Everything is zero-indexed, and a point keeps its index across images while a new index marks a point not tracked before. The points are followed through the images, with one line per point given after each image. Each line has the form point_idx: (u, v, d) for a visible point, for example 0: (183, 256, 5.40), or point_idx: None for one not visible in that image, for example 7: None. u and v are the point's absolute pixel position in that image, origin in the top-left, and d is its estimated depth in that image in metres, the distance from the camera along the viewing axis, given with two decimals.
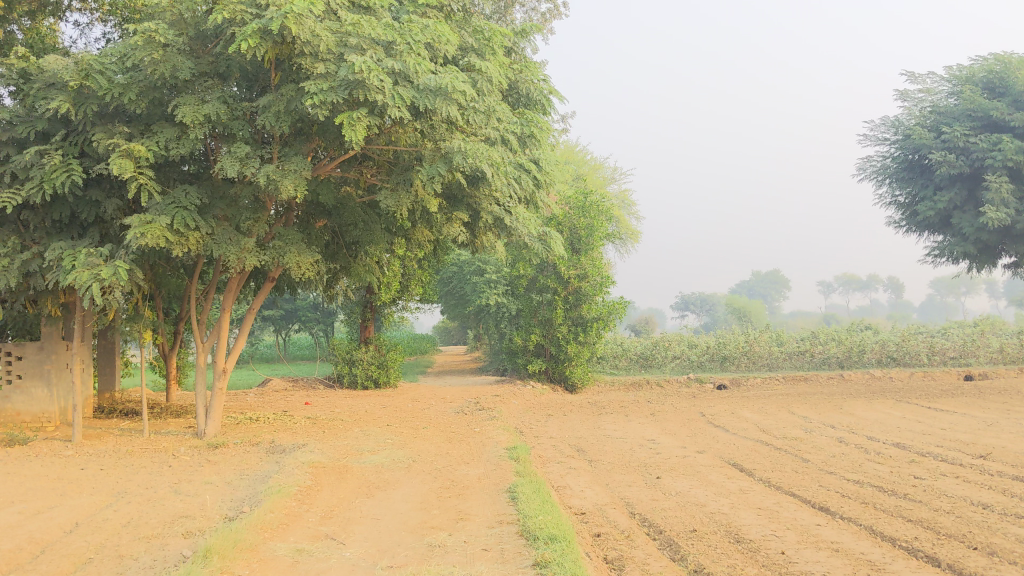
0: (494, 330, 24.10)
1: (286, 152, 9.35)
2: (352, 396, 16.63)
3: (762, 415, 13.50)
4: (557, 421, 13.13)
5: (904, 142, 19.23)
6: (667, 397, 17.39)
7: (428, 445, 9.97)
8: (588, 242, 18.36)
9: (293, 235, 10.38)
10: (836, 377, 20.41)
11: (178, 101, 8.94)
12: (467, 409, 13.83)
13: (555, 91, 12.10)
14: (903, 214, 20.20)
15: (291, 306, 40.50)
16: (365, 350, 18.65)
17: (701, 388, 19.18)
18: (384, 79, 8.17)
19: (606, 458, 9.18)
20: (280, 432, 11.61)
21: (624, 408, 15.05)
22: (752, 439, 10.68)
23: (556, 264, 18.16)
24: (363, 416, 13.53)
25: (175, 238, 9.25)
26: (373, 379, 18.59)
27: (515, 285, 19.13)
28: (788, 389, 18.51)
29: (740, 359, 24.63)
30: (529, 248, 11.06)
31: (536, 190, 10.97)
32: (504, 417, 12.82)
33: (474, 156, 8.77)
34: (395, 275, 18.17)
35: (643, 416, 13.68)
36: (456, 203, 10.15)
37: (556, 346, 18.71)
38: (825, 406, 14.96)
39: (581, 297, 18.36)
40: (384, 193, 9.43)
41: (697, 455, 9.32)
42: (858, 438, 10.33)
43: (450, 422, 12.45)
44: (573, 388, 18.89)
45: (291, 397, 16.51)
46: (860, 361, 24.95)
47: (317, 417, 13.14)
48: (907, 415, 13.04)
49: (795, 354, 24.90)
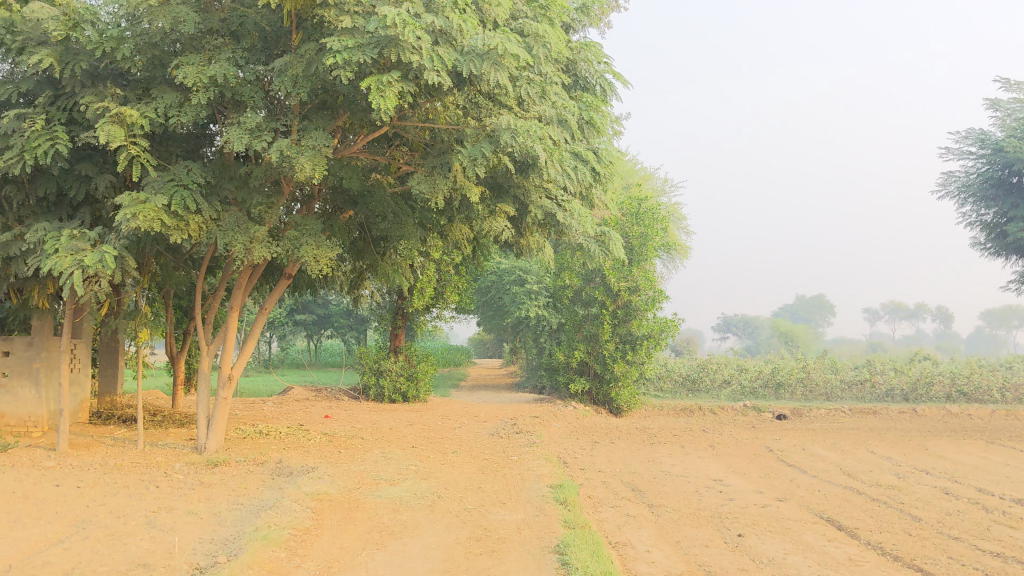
0: (532, 345, 22.58)
1: (306, 125, 7.97)
2: (377, 411, 15.25)
3: (838, 454, 11.88)
4: (604, 450, 11.63)
5: (994, 155, 17.49)
6: (723, 426, 15.78)
7: (458, 476, 8.49)
8: (641, 252, 16.85)
9: (313, 224, 9.00)
10: (907, 411, 18.62)
11: (180, 60, 7.59)
12: (504, 432, 12.37)
13: (619, 73, 10.54)
14: (988, 235, 18.45)
15: (323, 311, 39.48)
16: (394, 360, 17.27)
17: (758, 417, 17.55)
18: (421, 36, 6.72)
19: (670, 504, 7.67)
20: (290, 450, 10.21)
21: (678, 438, 13.50)
22: (839, 484, 9.10)
23: (605, 275, 16.71)
24: (387, 435, 12.12)
25: (173, 222, 7.88)
26: (402, 393, 17.20)
27: (560, 297, 17.75)
28: (856, 423, 16.80)
29: (795, 386, 22.93)
30: (584, 250, 9.58)
31: (594, 184, 9.47)
32: (545, 443, 11.34)
33: (526, 135, 7.32)
34: (429, 280, 16.79)
35: (702, 449, 12.13)
36: (501, 193, 8.72)
37: (602, 364, 17.17)
38: (906, 445, 13.30)
39: (631, 312, 16.75)
40: (418, 177, 8.02)
41: (779, 505, 7.78)
42: (968, 490, 8.71)
43: (484, 446, 10.98)
44: (618, 411, 17.30)
45: (310, 409, 15.18)
46: (926, 395, 23.00)
47: (335, 433, 11.75)
48: (1010, 462, 11.32)
49: (855, 384, 23.14)
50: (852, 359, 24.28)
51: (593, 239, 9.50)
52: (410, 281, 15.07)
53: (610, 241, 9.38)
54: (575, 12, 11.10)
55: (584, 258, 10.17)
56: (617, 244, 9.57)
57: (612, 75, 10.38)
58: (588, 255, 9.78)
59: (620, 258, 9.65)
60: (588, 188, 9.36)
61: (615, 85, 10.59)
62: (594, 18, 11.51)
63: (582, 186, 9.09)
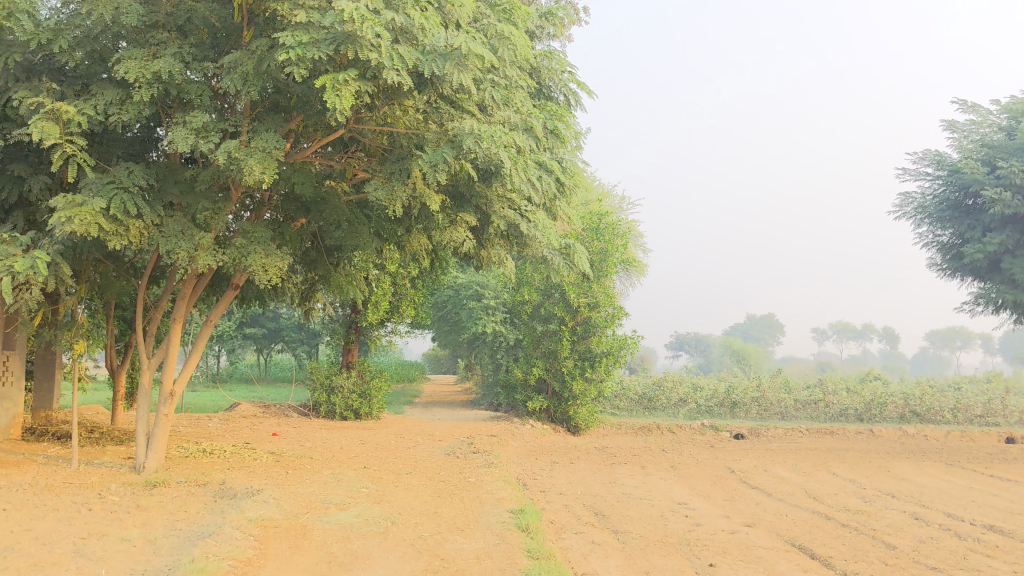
0: (488, 362, 22.19)
1: (257, 127, 7.56)
2: (328, 428, 14.73)
3: (802, 476, 11.66)
4: (564, 470, 11.26)
5: (952, 177, 17.55)
6: (683, 446, 15.51)
7: (413, 500, 8.08)
8: (601, 268, 16.60)
9: (262, 232, 8.56)
10: (864, 432, 18.54)
11: (122, 55, 7.12)
12: (460, 451, 11.95)
13: (584, 83, 10.25)
14: (945, 256, 18.50)
15: (275, 325, 38.76)
16: (346, 376, 16.76)
17: (716, 437, 17.34)
18: (380, 33, 6.35)
19: (636, 530, 7.33)
20: (235, 470, 9.69)
21: (639, 458, 13.19)
22: (806, 509, 8.84)
23: (565, 291, 16.41)
24: (338, 454, 11.63)
25: (112, 227, 7.38)
26: (354, 410, 16.70)
27: (518, 313, 17.41)
28: (815, 443, 16.63)
29: (751, 406, 22.82)
30: (547, 263, 9.24)
31: (558, 196, 9.15)
32: (504, 464, 10.95)
33: (490, 140, 6.97)
34: (384, 293, 16.35)
35: (663, 470, 11.83)
36: (462, 202, 8.37)
37: (560, 382, 16.83)
38: (868, 466, 13.12)
39: (591, 329, 16.46)
40: (374, 184, 7.63)
41: (748, 531, 7.49)
42: (938, 516, 8.49)
43: (439, 467, 10.56)
44: (576, 430, 16.96)
45: (258, 426, 14.62)
46: (879, 416, 22.86)
47: (283, 452, 11.24)
48: (974, 485, 11.18)
49: (809, 404, 23.07)
50: (805, 379, 24.25)
51: (557, 251, 9.18)
52: (364, 294, 14.62)
53: (576, 254, 9.06)
54: (540, 19, 10.82)
55: (547, 272, 9.84)
56: (583, 257, 9.25)
57: (577, 84, 10.09)
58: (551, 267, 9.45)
59: (585, 271, 9.33)
60: (553, 198, 9.02)
61: (580, 95, 10.29)
62: (559, 28, 11.24)
63: (549, 196, 8.78)
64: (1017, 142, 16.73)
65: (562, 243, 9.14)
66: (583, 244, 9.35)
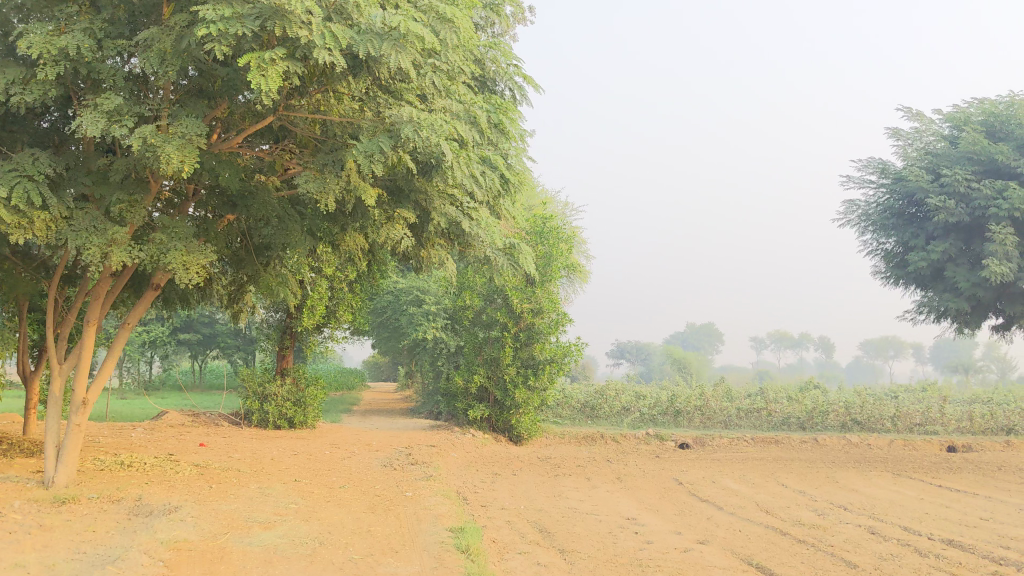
0: (428, 369, 21.64)
1: (177, 112, 6.97)
2: (259, 439, 14.03)
3: (750, 487, 11.35)
4: (507, 483, 10.78)
5: (896, 185, 17.56)
6: (628, 455, 15.14)
7: (345, 518, 7.51)
8: (545, 273, 16.23)
9: (183, 227, 7.94)
10: (809, 441, 18.38)
11: (25, 29, 6.48)
12: (397, 462, 11.39)
13: (530, 77, 9.83)
14: (888, 264, 18.48)
15: (210, 330, 37.68)
16: (280, 384, 16.06)
17: (661, 446, 17.04)
18: (312, 8, 5.81)
19: (584, 550, 6.87)
20: (153, 485, 8.99)
21: (583, 469, 12.78)
22: (759, 523, 8.49)
23: (508, 295, 15.98)
24: (268, 466, 10.98)
25: (13, 219, 6.69)
26: (288, 419, 16.00)
27: (459, 319, 16.92)
28: (760, 452, 16.40)
29: (693, 414, 22.60)
30: (491, 264, 8.77)
31: (503, 193, 8.69)
32: (443, 476, 10.43)
33: (431, 129, 6.49)
34: (320, 297, 15.70)
35: (609, 481, 11.43)
36: (401, 198, 7.88)
37: (502, 390, 16.35)
38: (815, 477, 12.89)
39: (534, 335, 16.05)
40: (305, 176, 7.09)
41: (702, 550, 7.09)
42: (893, 529, 8.21)
43: (374, 480, 9.99)
44: (518, 439, 16.51)
45: (184, 436, 13.85)
46: (821, 423, 22.90)
47: (208, 465, 10.55)
48: (923, 495, 10.99)
49: (752, 413, 22.91)
50: (747, 387, 24.13)
51: (501, 251, 8.72)
52: (298, 298, 13.98)
53: (521, 255, 8.61)
54: (485, 12, 10.39)
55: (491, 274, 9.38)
56: (529, 258, 8.80)
57: (522, 78, 9.66)
58: (495, 268, 8.99)
59: (531, 272, 8.89)
60: (497, 195, 8.57)
61: (526, 90, 9.86)
62: (504, 21, 10.82)
63: (493, 192, 8.32)
64: (960, 150, 16.78)
65: (506, 243, 8.69)
66: (529, 245, 8.90)
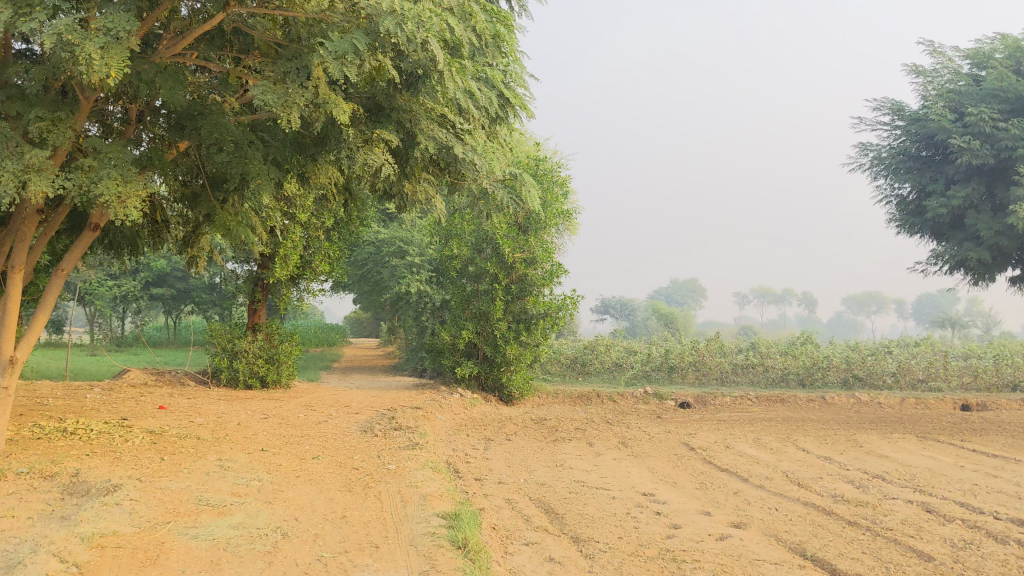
0: (412, 324, 20.48)
1: (105, 5, 5.76)
2: (226, 400, 12.83)
3: (770, 452, 10.26)
4: (502, 450, 9.64)
5: (916, 126, 16.36)
6: (627, 417, 14.05)
7: (315, 499, 6.36)
8: (540, 219, 15.05)
9: (124, 153, 6.72)
10: (816, 399, 17.32)
11: None
12: (378, 427, 10.21)
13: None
14: (902, 211, 17.38)
15: (184, 285, 36.04)
16: (251, 340, 14.81)
17: (660, 406, 15.98)
18: None
19: (603, 538, 5.73)
20: (95, 456, 7.81)
21: (583, 433, 11.67)
22: (796, 500, 7.38)
23: (498, 244, 14.76)
24: (232, 431, 9.80)
25: None
26: (260, 378, 14.80)
27: (445, 270, 15.70)
28: (767, 412, 15.35)
29: (687, 370, 21.60)
30: (489, 199, 7.56)
31: (502, 115, 7.45)
32: (430, 443, 9.27)
33: (417, 21, 5.26)
34: (295, 246, 14.38)
35: (615, 447, 10.31)
36: (381, 118, 6.66)
37: (492, 346, 15.16)
38: (835, 440, 11.84)
39: (526, 287, 14.90)
40: (262, 86, 5.86)
41: (742, 536, 5.96)
42: (952, 507, 7.12)
43: (353, 448, 8.81)
44: (508, 398, 15.39)
45: (143, 397, 12.62)
46: (820, 380, 21.86)
47: (164, 431, 9.37)
48: (962, 462, 9.94)
49: (748, 369, 21.83)
50: (739, 339, 23.06)
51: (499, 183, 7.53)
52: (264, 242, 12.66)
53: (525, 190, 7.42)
54: None
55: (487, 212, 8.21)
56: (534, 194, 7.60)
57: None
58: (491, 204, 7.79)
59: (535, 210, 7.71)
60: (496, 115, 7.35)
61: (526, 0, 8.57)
62: None
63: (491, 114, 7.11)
64: (986, 87, 15.60)
65: (506, 174, 7.48)
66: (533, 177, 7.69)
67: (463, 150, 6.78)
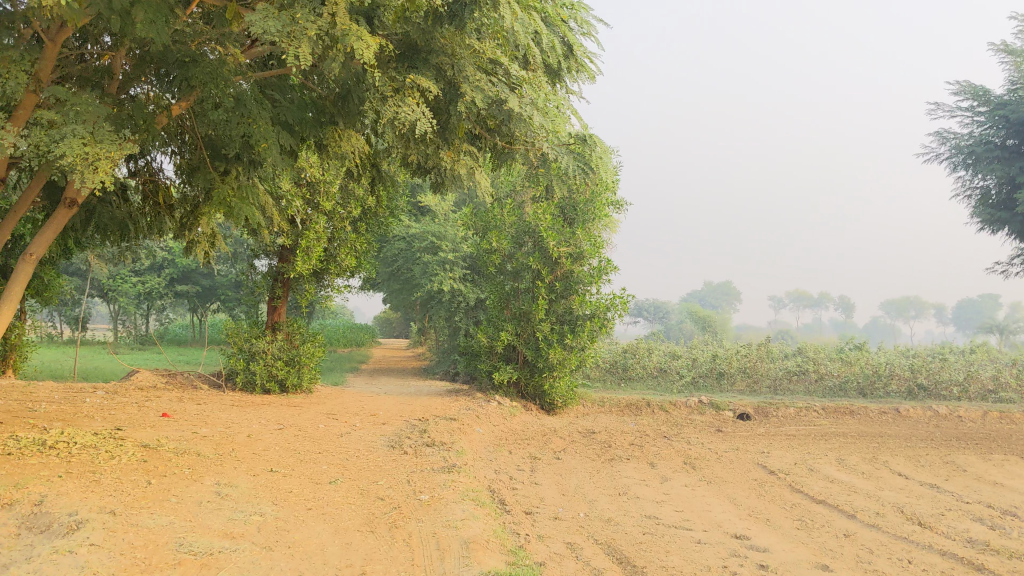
0: (444, 324, 19.19)
1: None
2: (239, 407, 11.52)
3: (865, 478, 8.77)
4: (553, 472, 8.21)
5: (1004, 111, 14.81)
6: (685, 430, 12.59)
7: (327, 546, 5.00)
8: (588, 210, 13.68)
9: (95, 107, 5.41)
10: (889, 411, 15.70)
11: None
12: (407, 443, 8.82)
13: None
14: (985, 207, 15.80)
15: (209, 283, 35.01)
16: (269, 339, 13.53)
17: (717, 417, 14.51)
18: None
19: None
20: (69, 479, 6.48)
21: (642, 450, 10.22)
22: (928, 548, 5.92)
23: (541, 236, 13.37)
24: (240, 446, 8.46)
25: None
26: (279, 381, 13.52)
27: (482, 265, 14.36)
28: (838, 426, 13.81)
29: (737, 376, 20.07)
30: (551, 166, 6.18)
31: (567, 66, 6.07)
32: (470, 464, 7.87)
33: None
34: (318, 238, 13.05)
35: (683, 470, 8.86)
36: (418, 63, 5.33)
37: (533, 350, 13.76)
38: (930, 462, 10.33)
39: (572, 285, 13.52)
40: (261, 15, 4.55)
41: None
42: None
43: (378, 470, 7.43)
44: (551, 407, 13.98)
45: (147, 403, 11.36)
46: (882, 389, 20.04)
47: (160, 446, 8.04)
48: None
49: (803, 377, 20.22)
50: (790, 344, 21.50)
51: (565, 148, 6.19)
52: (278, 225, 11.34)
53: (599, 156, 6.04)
54: None
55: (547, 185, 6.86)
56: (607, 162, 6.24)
57: None
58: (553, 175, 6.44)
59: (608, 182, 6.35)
60: (560, 65, 6.02)
61: None
62: None
63: (554, 62, 5.78)
64: None
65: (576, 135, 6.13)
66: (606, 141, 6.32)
67: (519, 103, 5.44)
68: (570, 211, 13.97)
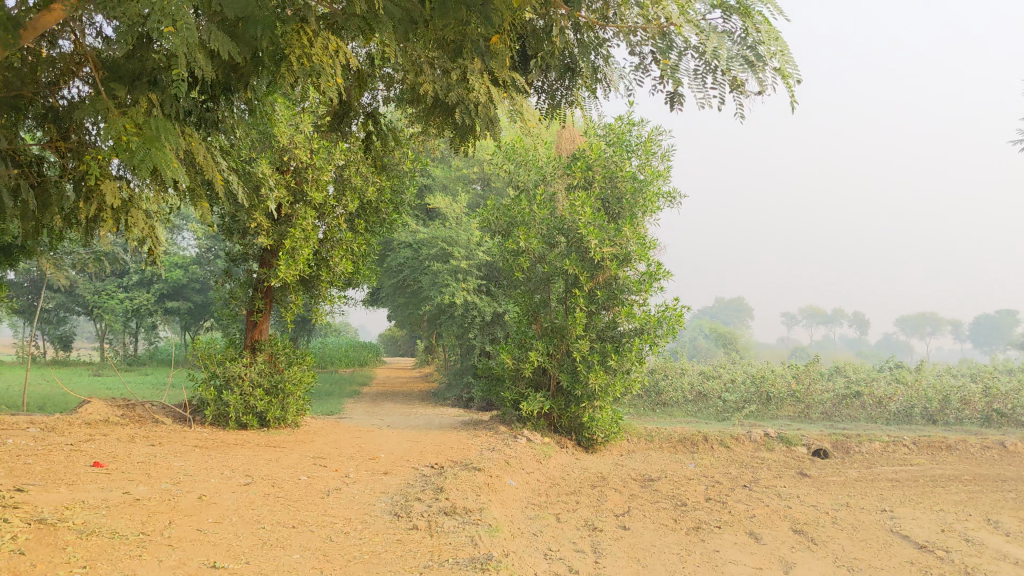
0: (457, 341, 16.80)
1: None
2: (204, 450, 9.04)
3: None
4: (627, 556, 5.70)
5: None
6: (763, 474, 10.07)
7: None
8: (637, 200, 11.27)
9: None
10: (993, 445, 13.07)
11: None
12: (416, 509, 6.32)
13: None
14: None
15: (202, 298, 32.70)
16: (248, 361, 11.06)
17: (790, 455, 11.99)
18: None
19: None
20: None
21: (727, 509, 7.72)
22: None
23: (581, 234, 10.89)
24: (180, 518, 5.94)
25: None
26: (259, 413, 11.10)
27: (506, 271, 11.90)
28: (944, 467, 11.24)
29: (786, 400, 17.43)
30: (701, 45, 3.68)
31: None
32: (511, 549, 5.36)
33: None
34: (307, 238, 10.53)
35: (803, 546, 6.34)
36: None
37: (567, 373, 11.28)
38: None
39: (617, 293, 11.06)
40: None
41: None
42: None
43: (376, 564, 4.93)
44: (590, 444, 11.48)
45: (84, 445, 8.89)
46: (947, 417, 16.95)
47: (59, 522, 5.54)
48: None
49: (861, 402, 17.35)
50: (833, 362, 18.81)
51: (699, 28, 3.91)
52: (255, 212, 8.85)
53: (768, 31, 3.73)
54: None
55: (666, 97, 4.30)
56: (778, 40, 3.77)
57: None
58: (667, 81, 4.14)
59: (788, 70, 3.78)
60: None
61: None
62: None
63: None
64: None
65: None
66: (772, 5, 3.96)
67: None
68: (614, 204, 11.52)
